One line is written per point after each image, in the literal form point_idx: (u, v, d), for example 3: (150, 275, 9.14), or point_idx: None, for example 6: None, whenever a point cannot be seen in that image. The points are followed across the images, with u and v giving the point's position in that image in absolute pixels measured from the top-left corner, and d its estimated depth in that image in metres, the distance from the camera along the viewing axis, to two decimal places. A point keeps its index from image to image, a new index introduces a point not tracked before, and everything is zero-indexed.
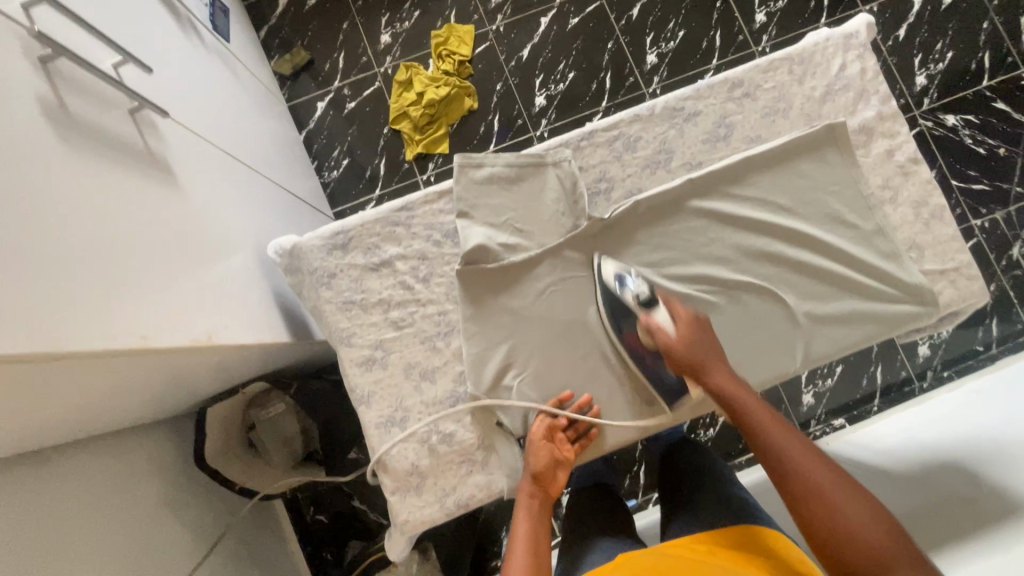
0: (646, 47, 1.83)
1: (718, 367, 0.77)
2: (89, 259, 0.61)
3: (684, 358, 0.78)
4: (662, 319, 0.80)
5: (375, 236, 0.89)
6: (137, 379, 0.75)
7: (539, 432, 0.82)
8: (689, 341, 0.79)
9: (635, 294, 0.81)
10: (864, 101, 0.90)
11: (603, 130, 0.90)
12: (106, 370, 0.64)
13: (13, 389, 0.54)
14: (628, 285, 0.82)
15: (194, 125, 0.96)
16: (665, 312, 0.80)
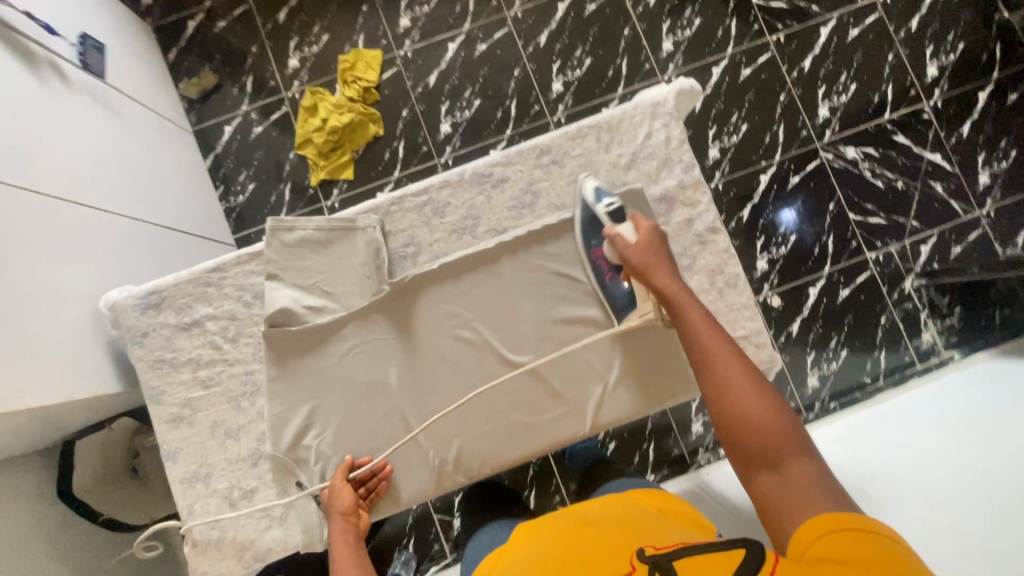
0: (553, 74, 1.84)
1: (664, 272, 0.77)
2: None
3: (638, 257, 0.79)
4: (625, 230, 0.82)
5: (187, 297, 0.91)
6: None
7: (342, 475, 0.85)
8: (643, 247, 0.79)
9: (607, 209, 0.86)
10: (666, 169, 0.93)
11: (413, 195, 0.93)
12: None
13: None
14: (602, 201, 0.87)
15: (23, 178, 0.98)
16: (629, 223, 0.83)
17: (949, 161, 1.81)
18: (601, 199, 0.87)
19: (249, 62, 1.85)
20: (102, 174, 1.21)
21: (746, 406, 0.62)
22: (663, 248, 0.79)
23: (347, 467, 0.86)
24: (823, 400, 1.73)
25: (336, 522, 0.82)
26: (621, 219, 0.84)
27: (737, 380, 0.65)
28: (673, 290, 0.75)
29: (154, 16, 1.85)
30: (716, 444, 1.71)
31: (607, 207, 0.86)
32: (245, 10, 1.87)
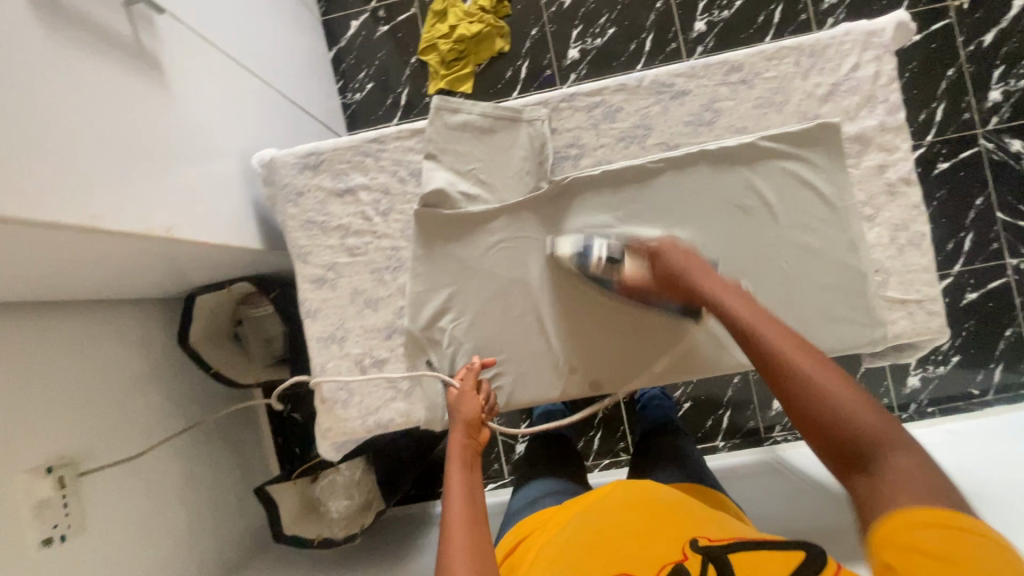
0: (697, 12, 1.71)
1: (727, 290, 0.69)
2: (63, 139, 0.68)
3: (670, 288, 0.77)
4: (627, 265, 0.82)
5: (344, 163, 0.91)
6: (113, 257, 0.83)
7: (471, 386, 0.84)
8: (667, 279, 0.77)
9: (599, 256, 0.82)
10: (868, 107, 0.84)
11: (586, 95, 0.88)
12: (77, 242, 0.72)
13: None
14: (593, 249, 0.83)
15: (199, 25, 0.99)
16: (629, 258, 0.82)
17: None
18: (592, 240, 0.84)
19: None
20: (251, 36, 1.21)
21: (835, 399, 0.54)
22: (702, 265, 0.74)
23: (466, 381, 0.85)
24: (920, 403, 1.64)
25: (457, 428, 0.80)
26: (619, 255, 0.82)
27: (819, 374, 0.56)
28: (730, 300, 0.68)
29: None
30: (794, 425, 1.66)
31: (598, 254, 0.83)
32: None
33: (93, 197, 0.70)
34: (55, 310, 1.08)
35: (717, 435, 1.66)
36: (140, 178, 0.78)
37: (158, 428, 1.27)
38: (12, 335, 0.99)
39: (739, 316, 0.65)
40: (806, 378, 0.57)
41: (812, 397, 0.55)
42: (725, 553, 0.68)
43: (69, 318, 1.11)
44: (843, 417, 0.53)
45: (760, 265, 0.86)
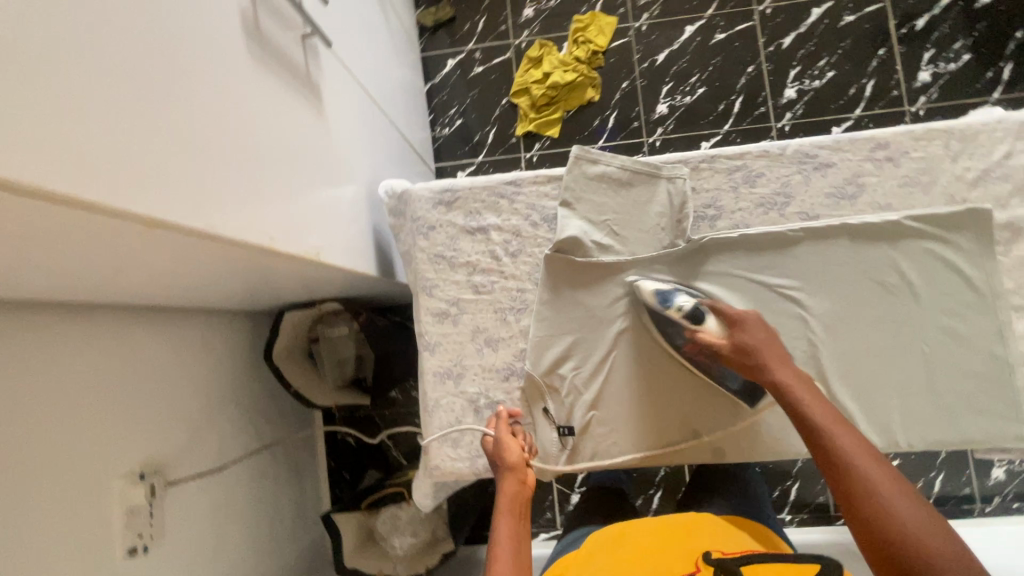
0: (788, 79, 1.75)
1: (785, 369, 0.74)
2: (248, 153, 0.67)
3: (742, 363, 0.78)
4: (710, 325, 0.82)
5: (479, 202, 0.93)
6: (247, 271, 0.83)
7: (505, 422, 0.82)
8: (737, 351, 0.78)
9: (681, 308, 0.82)
10: (1020, 196, 0.83)
11: (727, 158, 0.89)
12: (236, 257, 0.71)
13: (168, 250, 0.62)
14: (674, 301, 0.83)
15: (346, 57, 1.04)
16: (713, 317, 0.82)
17: None
18: (676, 293, 0.84)
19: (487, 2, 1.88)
20: (376, 69, 1.26)
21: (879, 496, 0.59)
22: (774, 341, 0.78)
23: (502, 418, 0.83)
24: (1004, 496, 1.56)
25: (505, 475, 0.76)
26: (702, 311, 0.82)
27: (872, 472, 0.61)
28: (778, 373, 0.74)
29: None
30: None
31: (680, 305, 0.82)
32: None
33: (263, 213, 0.69)
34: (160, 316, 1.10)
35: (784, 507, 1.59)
36: (299, 201, 0.80)
37: (234, 441, 1.27)
38: (127, 339, 1.01)
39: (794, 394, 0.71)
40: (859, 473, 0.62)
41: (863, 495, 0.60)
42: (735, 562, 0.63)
43: (174, 325, 1.12)
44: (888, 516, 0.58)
45: (900, 345, 0.84)
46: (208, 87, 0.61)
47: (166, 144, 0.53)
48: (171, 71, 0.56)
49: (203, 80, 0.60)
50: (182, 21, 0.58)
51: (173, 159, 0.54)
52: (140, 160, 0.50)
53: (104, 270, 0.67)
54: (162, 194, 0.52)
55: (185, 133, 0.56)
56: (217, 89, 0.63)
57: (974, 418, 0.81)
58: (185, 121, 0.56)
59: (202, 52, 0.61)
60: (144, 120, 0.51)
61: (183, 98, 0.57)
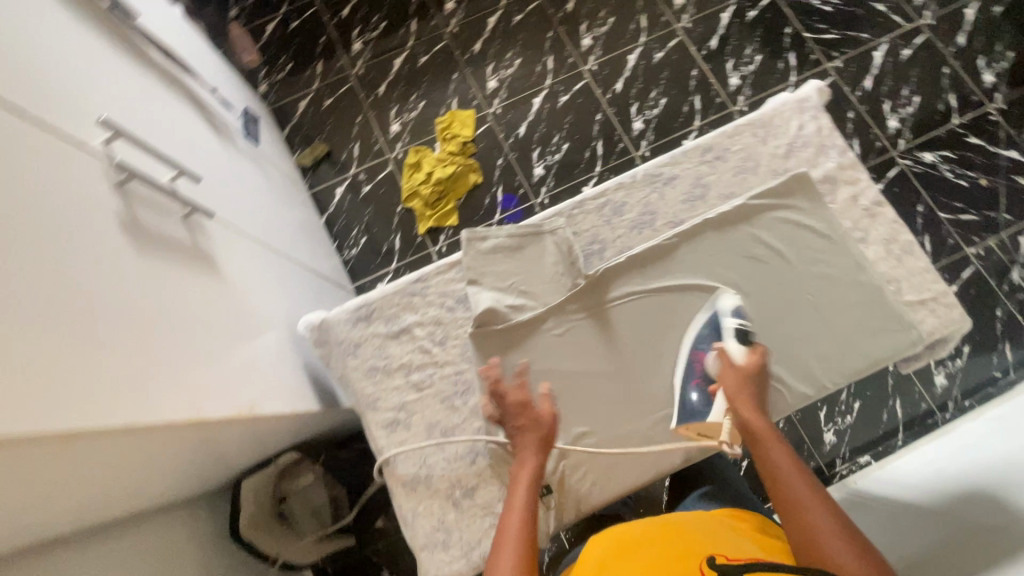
0: (632, 115, 2.00)
1: (751, 408, 0.82)
2: (143, 341, 0.70)
3: (732, 383, 0.85)
4: (735, 349, 0.88)
5: (394, 307, 0.98)
6: (182, 451, 0.82)
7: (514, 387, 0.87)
8: (740, 377, 0.85)
9: (741, 326, 0.89)
10: (823, 154, 1.01)
11: (592, 199, 1.01)
12: (161, 441, 0.71)
13: (90, 462, 0.62)
14: (742, 317, 0.91)
15: (233, 219, 1.09)
16: (743, 345, 0.88)
17: None
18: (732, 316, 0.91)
19: (356, 130, 2.05)
20: (267, 220, 1.33)
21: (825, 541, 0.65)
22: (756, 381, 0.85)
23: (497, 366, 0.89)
24: (955, 398, 1.69)
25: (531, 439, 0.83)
26: (741, 342, 0.88)
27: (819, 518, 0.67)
28: (745, 412, 0.81)
29: (271, 101, 2.10)
30: (853, 454, 1.67)
31: (742, 324, 0.90)
32: (349, 88, 2.10)
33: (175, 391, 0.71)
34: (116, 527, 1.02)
35: None
36: (219, 363, 0.82)
37: None
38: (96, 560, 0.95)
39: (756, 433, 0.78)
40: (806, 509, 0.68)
41: (804, 528, 0.67)
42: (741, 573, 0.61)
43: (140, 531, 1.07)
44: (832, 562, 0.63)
45: (790, 301, 0.95)
46: (94, 294, 0.64)
47: (50, 363, 0.55)
48: (45, 290, 0.58)
49: (81, 288, 0.63)
50: (61, 244, 0.63)
51: (63, 373, 0.56)
52: (26, 387, 0.52)
53: (29, 509, 0.65)
54: (53, 412, 0.54)
55: (72, 345, 0.59)
56: (102, 291, 0.66)
57: (871, 342, 0.92)
58: (72, 333, 0.59)
59: (85, 265, 0.65)
60: (27, 348, 0.53)
61: (70, 313, 0.60)
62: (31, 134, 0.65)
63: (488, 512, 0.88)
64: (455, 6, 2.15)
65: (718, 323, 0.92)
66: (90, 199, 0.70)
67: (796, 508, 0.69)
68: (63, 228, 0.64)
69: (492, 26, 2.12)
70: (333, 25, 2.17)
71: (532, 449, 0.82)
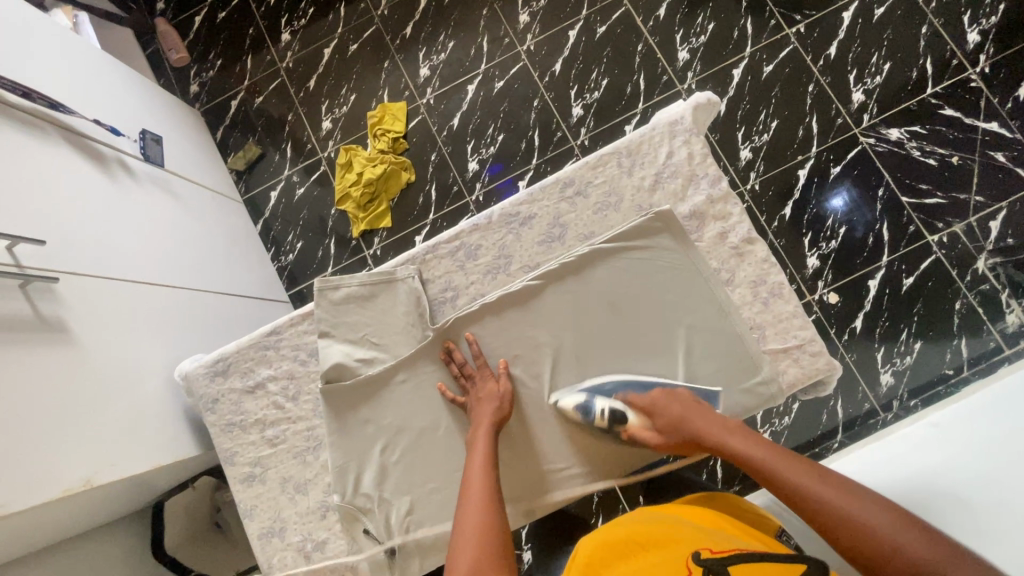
0: (571, 99, 1.87)
1: (707, 424, 0.79)
2: None
3: (672, 426, 0.82)
4: (632, 419, 0.86)
5: (249, 361, 0.98)
6: (17, 528, 0.84)
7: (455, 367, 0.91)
8: (664, 417, 0.83)
9: (602, 415, 0.86)
10: (693, 186, 0.92)
11: (446, 242, 0.96)
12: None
13: None
14: (592, 410, 0.87)
15: (101, 268, 1.09)
16: (631, 413, 0.86)
17: (1007, 127, 1.69)
18: (593, 403, 0.87)
19: (288, 129, 1.99)
20: (162, 250, 1.31)
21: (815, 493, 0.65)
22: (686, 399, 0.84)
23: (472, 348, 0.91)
24: (901, 398, 1.61)
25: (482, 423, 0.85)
26: (623, 411, 0.86)
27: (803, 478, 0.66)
28: (699, 426, 0.80)
29: (203, 102, 2.05)
30: None
31: (601, 413, 0.86)
32: (280, 83, 2.02)
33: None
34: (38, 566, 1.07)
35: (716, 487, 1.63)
36: (47, 445, 0.83)
37: None
38: None
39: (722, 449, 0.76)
40: (789, 483, 0.67)
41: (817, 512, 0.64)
42: (722, 565, 0.63)
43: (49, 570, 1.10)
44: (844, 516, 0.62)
45: (649, 349, 0.89)
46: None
47: None
48: None
49: None
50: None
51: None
52: None
53: None
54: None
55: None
56: None
57: (738, 392, 0.86)
58: None
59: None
60: None
61: None
62: None
63: (336, 567, 0.90)
64: None
65: (582, 418, 0.87)
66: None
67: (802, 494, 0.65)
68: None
69: (423, 6, 1.98)
70: (260, 14, 2.06)
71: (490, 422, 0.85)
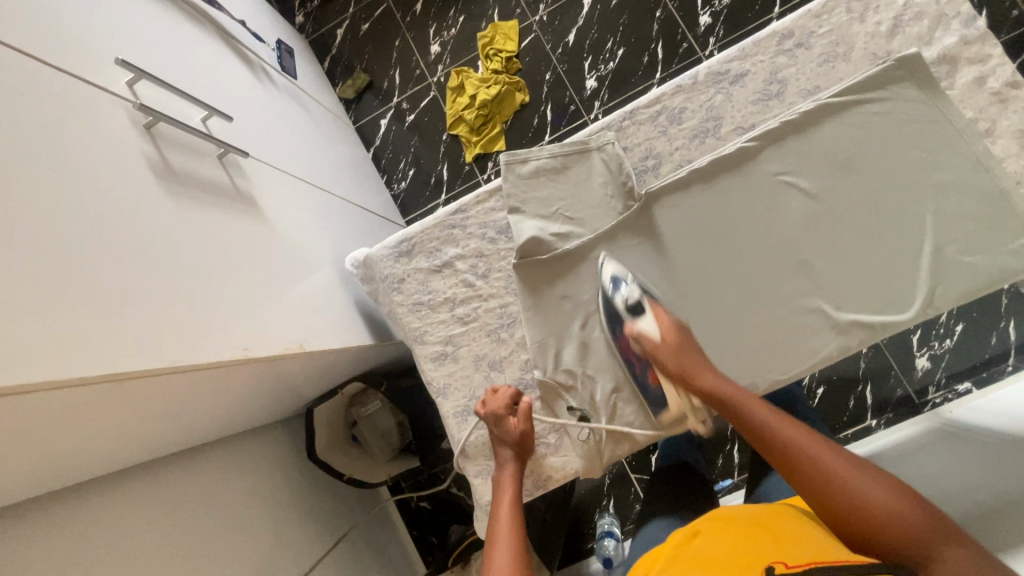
0: (698, 8, 1.74)
1: (711, 372, 0.76)
2: (175, 292, 0.71)
3: (675, 361, 0.78)
4: (645, 326, 0.81)
5: (434, 240, 0.95)
6: (247, 390, 0.88)
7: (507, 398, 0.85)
8: (677, 349, 0.79)
9: (625, 299, 0.83)
10: (941, 28, 0.81)
11: (645, 107, 0.89)
12: (215, 382, 0.76)
13: (148, 404, 0.68)
14: (622, 289, 0.83)
15: (270, 157, 1.07)
16: (650, 319, 0.81)
17: None
18: (621, 286, 0.84)
19: (395, 55, 1.95)
20: (309, 155, 1.31)
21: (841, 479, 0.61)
22: (699, 349, 0.79)
23: (512, 392, 0.86)
24: None
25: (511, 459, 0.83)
26: (643, 304, 0.82)
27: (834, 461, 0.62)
28: (720, 386, 0.74)
29: (308, 32, 2.03)
30: (949, 381, 1.45)
31: (625, 297, 0.83)
32: (385, 9, 1.98)
33: (205, 336, 0.72)
34: (232, 449, 1.09)
35: (864, 414, 1.49)
36: (263, 310, 0.86)
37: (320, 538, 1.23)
38: (212, 473, 1.01)
39: (736, 402, 0.71)
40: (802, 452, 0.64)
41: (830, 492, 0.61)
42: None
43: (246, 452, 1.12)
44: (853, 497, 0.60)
45: (890, 211, 0.80)
46: (111, 239, 0.65)
47: (86, 315, 0.59)
48: (80, 249, 0.61)
49: (112, 245, 0.65)
50: (66, 188, 0.61)
51: (74, 318, 0.57)
52: (66, 337, 0.56)
53: (112, 449, 0.73)
54: (67, 355, 0.55)
55: (82, 291, 0.59)
56: (136, 243, 0.68)
57: (998, 255, 0.77)
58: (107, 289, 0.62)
59: (103, 210, 0.65)
60: (66, 304, 0.57)
61: (103, 271, 0.62)
62: (42, 74, 0.63)
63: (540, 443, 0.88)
64: None
65: (609, 291, 0.85)
66: (109, 144, 0.68)
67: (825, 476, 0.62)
68: (70, 173, 0.62)
69: None
70: None
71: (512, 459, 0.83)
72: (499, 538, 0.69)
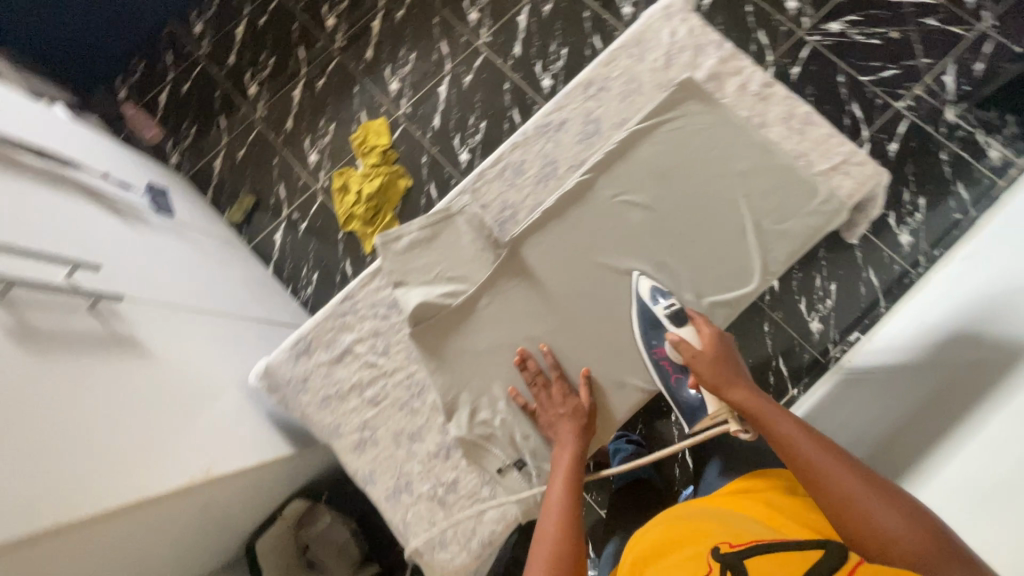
0: (538, 74, 1.96)
1: (742, 384, 0.81)
2: (50, 451, 0.68)
3: (708, 370, 0.82)
4: (687, 334, 0.85)
5: (329, 332, 0.97)
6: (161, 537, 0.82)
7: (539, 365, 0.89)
8: (715, 359, 0.83)
9: (667, 310, 0.87)
10: (701, 54, 0.99)
11: (490, 167, 1.00)
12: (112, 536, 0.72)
13: None
14: (661, 302, 0.89)
15: (151, 295, 1.07)
16: (691, 328, 0.86)
17: None
18: (657, 296, 0.89)
19: (276, 172, 2.03)
20: (199, 282, 1.31)
21: (862, 507, 0.64)
22: (738, 369, 0.83)
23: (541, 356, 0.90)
24: (925, 252, 1.53)
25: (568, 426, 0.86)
26: (686, 321, 0.86)
27: (846, 480, 0.67)
28: (740, 397, 0.79)
29: (186, 170, 2.07)
30: (843, 334, 1.55)
31: (666, 308, 0.88)
32: (258, 133, 2.07)
33: (85, 492, 0.69)
34: None
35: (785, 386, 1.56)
36: (161, 449, 0.82)
37: None
38: None
39: (783, 437, 0.73)
40: (828, 474, 0.68)
41: (848, 506, 0.65)
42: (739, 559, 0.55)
43: None
44: (870, 521, 0.63)
45: (710, 203, 0.93)
46: None
47: None
48: None
49: None
50: None
51: None
52: None
53: None
54: None
55: None
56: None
57: (801, 217, 0.91)
58: None
59: None
60: None
61: None
62: None
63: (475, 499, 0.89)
64: (336, 21, 2.09)
65: (648, 305, 0.90)
66: None
67: (836, 488, 0.67)
68: None
69: (377, 29, 2.06)
70: (223, 75, 2.11)
71: (571, 437, 0.85)
72: (547, 531, 0.74)
